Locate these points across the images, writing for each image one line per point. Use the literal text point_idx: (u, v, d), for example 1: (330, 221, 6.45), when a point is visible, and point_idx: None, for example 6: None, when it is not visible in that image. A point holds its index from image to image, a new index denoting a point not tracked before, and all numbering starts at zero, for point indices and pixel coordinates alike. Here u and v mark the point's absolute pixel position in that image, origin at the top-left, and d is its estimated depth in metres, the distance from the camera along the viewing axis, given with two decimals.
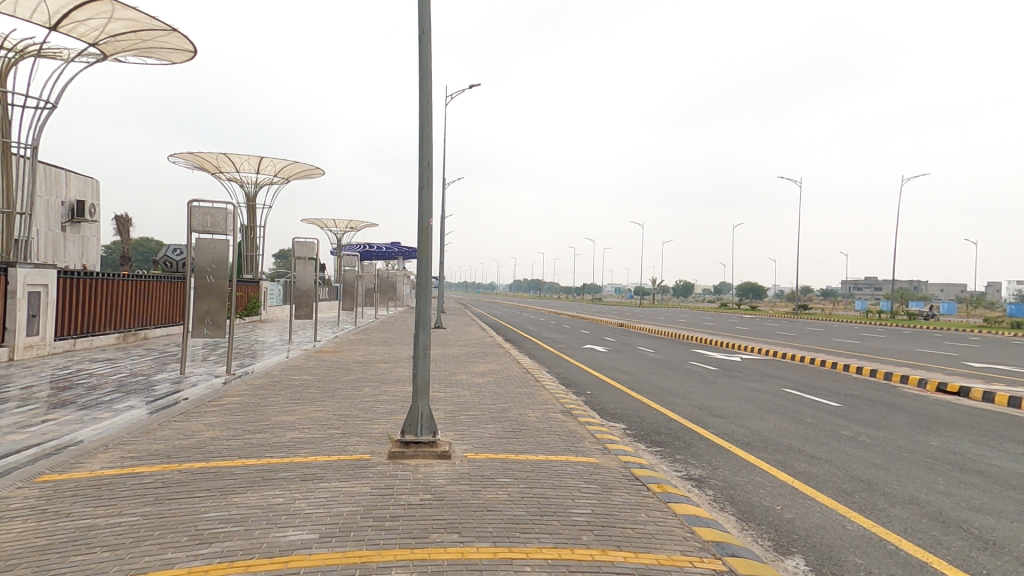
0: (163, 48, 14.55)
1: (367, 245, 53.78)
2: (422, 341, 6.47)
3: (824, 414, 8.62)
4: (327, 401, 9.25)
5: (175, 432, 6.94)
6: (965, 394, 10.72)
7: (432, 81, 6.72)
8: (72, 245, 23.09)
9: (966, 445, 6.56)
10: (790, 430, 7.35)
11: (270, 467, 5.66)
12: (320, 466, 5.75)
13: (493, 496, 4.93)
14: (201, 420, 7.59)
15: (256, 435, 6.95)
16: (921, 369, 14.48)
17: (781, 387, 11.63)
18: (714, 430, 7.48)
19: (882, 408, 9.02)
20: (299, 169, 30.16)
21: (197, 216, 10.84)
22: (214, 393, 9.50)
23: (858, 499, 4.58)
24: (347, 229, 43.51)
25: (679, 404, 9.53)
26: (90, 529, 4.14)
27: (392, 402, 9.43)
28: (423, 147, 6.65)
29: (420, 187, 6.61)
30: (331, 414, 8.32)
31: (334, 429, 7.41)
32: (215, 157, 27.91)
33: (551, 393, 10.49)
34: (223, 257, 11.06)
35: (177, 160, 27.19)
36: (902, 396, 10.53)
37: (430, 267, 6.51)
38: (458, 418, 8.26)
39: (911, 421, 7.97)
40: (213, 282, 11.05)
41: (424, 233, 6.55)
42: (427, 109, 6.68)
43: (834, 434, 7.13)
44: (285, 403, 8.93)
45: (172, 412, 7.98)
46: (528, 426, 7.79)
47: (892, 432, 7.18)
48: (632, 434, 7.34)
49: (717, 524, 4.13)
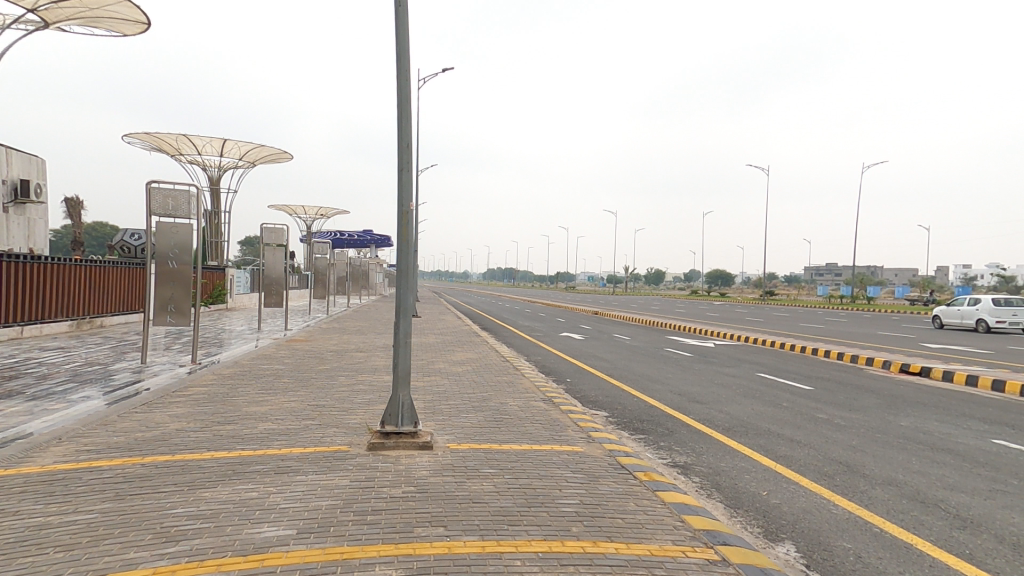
0: (113, 19, 13.58)
1: (339, 233, 52.59)
2: (404, 330, 6.25)
3: (798, 398, 8.82)
4: (300, 391, 8.93)
5: (136, 423, 6.53)
6: (927, 374, 11.16)
7: (409, 57, 6.41)
8: (16, 228, 21.62)
9: (933, 424, 6.80)
10: (768, 415, 7.46)
11: (240, 460, 5.36)
12: (295, 459, 5.47)
13: (478, 487, 4.81)
14: (165, 411, 7.19)
15: (225, 426, 6.62)
16: (885, 352, 14.96)
17: (755, 372, 11.88)
18: (695, 416, 7.54)
19: (853, 391, 9.29)
20: (266, 153, 29.08)
21: (157, 199, 10.22)
22: (179, 384, 9.04)
23: (839, 482, 4.64)
24: (317, 216, 42.35)
25: (658, 391, 9.60)
26: (41, 528, 3.80)
27: (369, 392, 9.18)
28: (402, 126, 6.36)
29: (399, 169, 6.33)
30: (306, 405, 8.03)
31: (310, 420, 7.15)
32: (174, 139, 26.53)
33: (531, 381, 10.41)
34: (186, 242, 10.51)
35: (132, 140, 25.72)
36: (868, 377, 10.93)
37: (412, 253, 6.25)
38: (439, 408, 8.11)
39: (881, 402, 8.22)
40: (176, 268, 10.49)
41: (404, 218, 6.28)
42: (406, 85, 6.37)
43: (810, 417, 7.28)
44: (256, 393, 8.56)
45: (133, 404, 7.53)
46: (511, 415, 7.71)
47: (865, 414, 7.37)
48: (614, 421, 7.33)
49: (706, 512, 4.12)
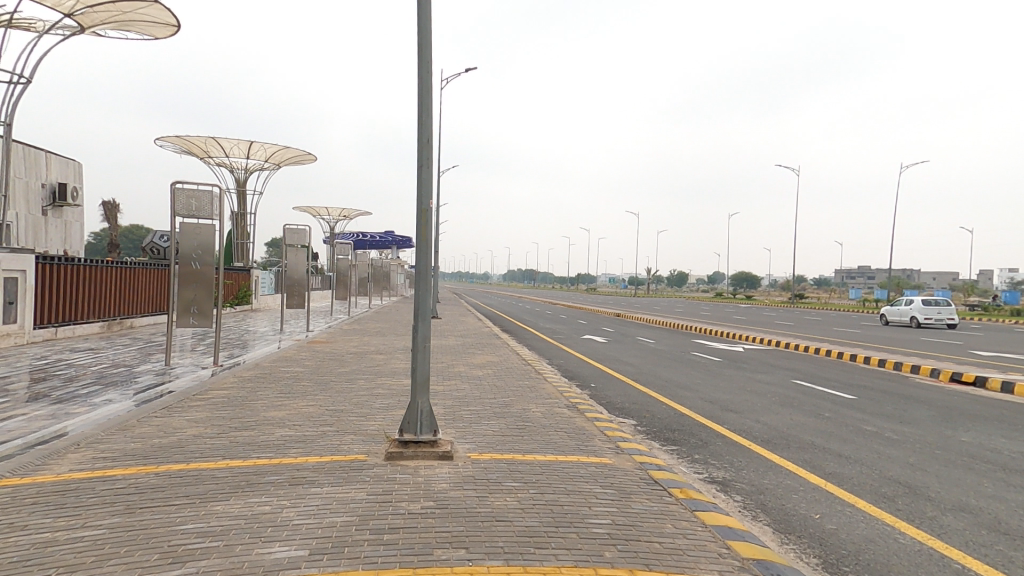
0: (145, 21, 13.76)
1: (360, 235, 53.15)
2: (422, 333, 6.01)
3: (841, 407, 8.25)
4: (319, 395, 8.78)
5: (154, 429, 6.43)
6: (983, 383, 10.39)
7: (432, 48, 6.18)
8: (55, 230, 22.33)
9: (998, 441, 6.21)
10: (810, 426, 6.96)
11: (255, 470, 5.16)
12: (310, 470, 5.26)
13: (502, 503, 4.50)
14: (184, 416, 7.09)
15: (242, 432, 6.46)
16: (930, 359, 14.09)
17: (791, 378, 11.28)
18: (730, 426, 7.07)
19: (901, 401, 8.67)
20: (291, 155, 29.43)
21: (181, 200, 10.24)
22: (200, 386, 9.01)
23: (902, 506, 4.17)
24: (340, 218, 42.79)
25: (688, 398, 9.14)
26: (46, 546, 3.64)
27: (388, 396, 8.96)
28: (422, 120, 6.11)
29: (419, 165, 6.08)
30: (324, 410, 7.85)
31: (327, 426, 6.95)
32: (204, 142, 27.08)
33: (554, 386, 10.06)
34: (209, 243, 10.52)
35: (164, 144, 26.37)
36: (914, 386, 10.25)
37: (430, 253, 6.00)
38: (459, 414, 7.84)
39: (934, 414, 7.61)
40: (200, 270, 10.50)
41: (423, 216, 6.03)
42: (427, 76, 6.13)
43: (857, 429, 6.75)
44: (275, 397, 8.44)
45: (153, 407, 7.48)
46: (534, 422, 7.39)
47: (918, 428, 6.80)
48: (644, 431, 6.93)
49: (754, 537, 3.71)
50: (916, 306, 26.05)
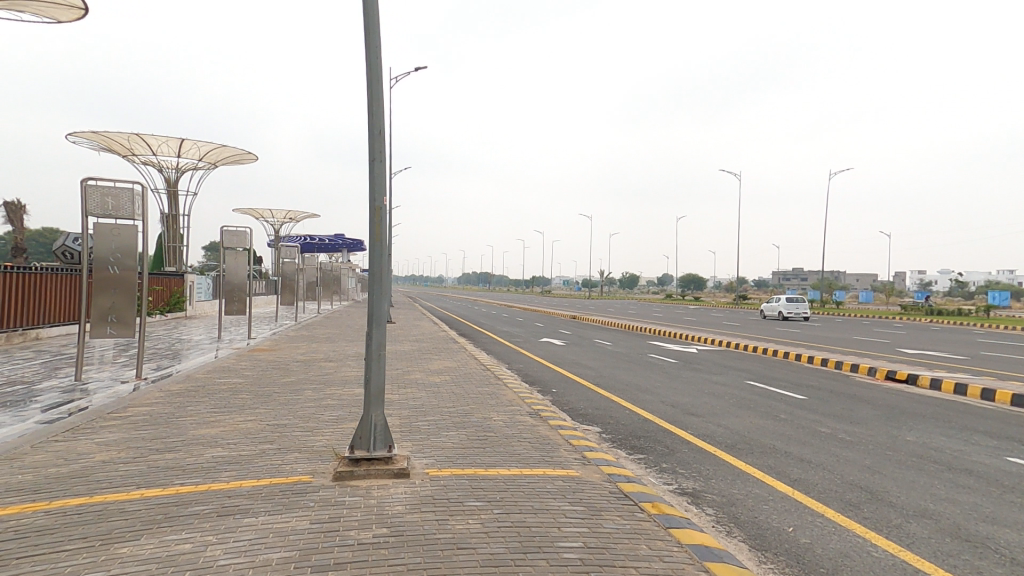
0: (44, 2, 12.37)
1: (309, 238, 51.02)
2: (377, 340, 5.56)
3: (794, 408, 8.42)
4: (258, 409, 8.04)
5: (55, 457, 5.58)
6: (914, 381, 10.98)
7: (381, 34, 5.73)
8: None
9: (941, 439, 6.44)
10: (769, 429, 7.01)
11: (176, 500, 4.52)
12: (245, 496, 4.68)
13: (464, 527, 4.13)
14: (93, 439, 6.23)
15: (163, 455, 5.72)
16: (867, 357, 14.88)
17: (745, 379, 11.51)
18: (693, 431, 7.01)
19: (847, 401, 8.96)
20: (227, 154, 27.66)
21: (95, 198, 9.18)
22: (117, 403, 8.03)
23: (868, 514, 4.13)
24: (285, 220, 40.76)
25: (649, 402, 9.09)
26: None
27: (337, 408, 8.36)
28: (373, 111, 5.65)
29: (371, 159, 5.62)
30: (264, 425, 7.17)
31: (267, 444, 6.31)
32: (126, 139, 24.90)
33: (515, 393, 9.76)
34: (130, 245, 9.49)
35: (78, 140, 24.01)
36: (855, 384, 10.72)
37: (386, 255, 5.58)
38: (416, 425, 7.39)
39: (880, 413, 7.87)
40: (118, 274, 9.45)
41: (376, 215, 5.57)
42: (376, 66, 5.67)
43: (813, 431, 6.85)
44: (206, 413, 7.64)
45: (55, 430, 6.53)
46: (496, 433, 7.05)
47: (867, 427, 6.98)
48: (608, 439, 6.75)
49: (730, 556, 3.54)
50: (784, 303, 32.37)
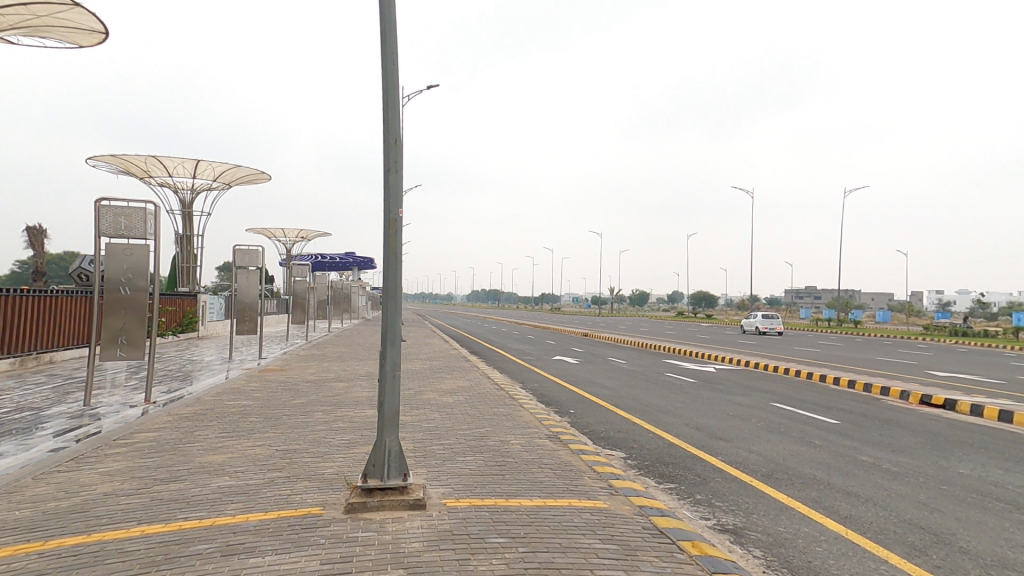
0: (65, 27, 12.57)
1: (320, 257, 51.36)
2: (391, 360, 5.29)
3: (829, 434, 7.94)
4: (267, 433, 7.76)
5: (54, 490, 5.32)
6: (953, 407, 10.42)
7: (396, 42, 5.58)
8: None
9: (997, 471, 5.96)
10: (806, 457, 6.56)
11: (178, 537, 4.22)
12: (251, 532, 4.37)
13: (487, 568, 3.77)
14: (96, 469, 5.96)
15: (167, 486, 5.45)
16: (896, 379, 14.27)
17: (770, 401, 11.01)
18: (724, 458, 6.58)
19: (885, 426, 8.46)
20: (241, 173, 27.98)
21: (108, 217, 9.12)
22: (124, 429, 7.79)
23: (938, 562, 3.71)
24: (297, 239, 41.02)
25: (673, 425, 8.67)
26: None
27: (349, 431, 8.04)
28: (388, 119, 5.48)
29: (386, 168, 5.44)
30: (273, 451, 6.87)
31: (275, 472, 6.01)
32: (143, 161, 25.29)
33: (532, 414, 9.39)
34: (141, 265, 9.41)
35: (98, 163, 24.44)
36: (890, 409, 10.19)
37: (400, 269, 5.34)
38: (430, 450, 7.05)
39: (923, 441, 7.38)
40: (130, 295, 9.34)
41: (391, 227, 5.34)
42: (392, 75, 5.51)
43: (855, 460, 6.39)
44: (214, 438, 7.38)
45: (58, 460, 6.29)
46: (515, 458, 6.69)
47: (913, 457, 6.52)
48: (634, 466, 6.35)
49: None
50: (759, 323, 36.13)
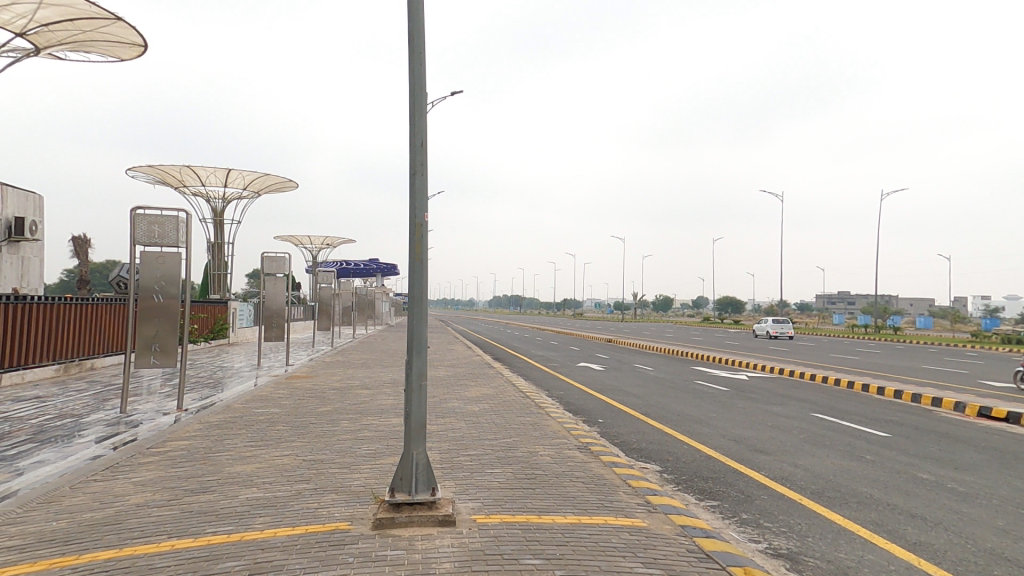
0: (107, 41, 12.99)
1: (344, 264, 52.13)
2: (417, 369, 5.13)
3: (880, 448, 7.46)
4: (295, 442, 7.71)
5: (88, 500, 5.32)
6: (1016, 421, 9.78)
7: (423, 43, 5.47)
8: (35, 264, 20.43)
9: None
10: (858, 474, 6.13)
11: (207, 553, 4.13)
12: (279, 548, 4.25)
13: None
14: (128, 479, 5.96)
15: (197, 498, 5.39)
16: (945, 389, 13.50)
17: (811, 412, 10.49)
18: (768, 473, 6.20)
19: (941, 441, 7.93)
20: (270, 182, 28.56)
21: (143, 226, 9.29)
22: (156, 437, 7.84)
23: None
24: (323, 246, 41.67)
25: (709, 436, 8.28)
26: None
27: (375, 440, 7.94)
28: (415, 121, 5.36)
29: (413, 172, 5.31)
30: (301, 461, 6.79)
31: (303, 483, 5.91)
32: (178, 171, 26.10)
33: (560, 423, 9.12)
34: (174, 273, 9.54)
35: (135, 174, 25.31)
36: (943, 422, 9.59)
37: (426, 276, 5.19)
38: (458, 461, 6.88)
39: (987, 459, 6.85)
40: (163, 303, 9.47)
41: (417, 232, 5.20)
42: (419, 77, 5.40)
43: (912, 478, 5.94)
44: (243, 447, 7.35)
45: (93, 468, 6.33)
46: (545, 470, 6.45)
47: (979, 476, 6.04)
48: (672, 481, 6.03)
49: None
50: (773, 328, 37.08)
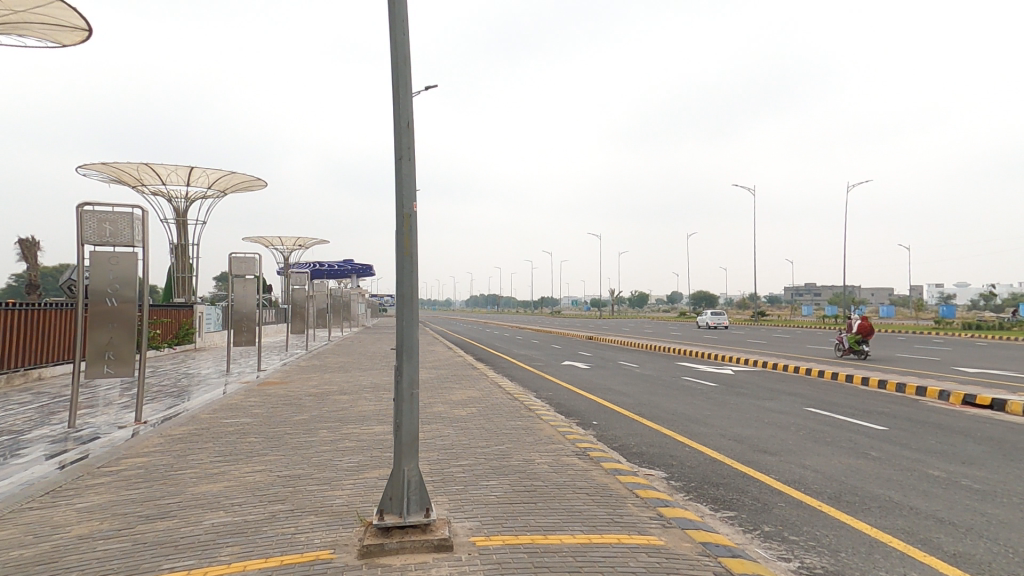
0: (46, 24, 11.91)
1: (318, 265, 50.72)
2: (408, 376, 4.60)
3: (883, 443, 7.27)
4: (268, 456, 7.05)
5: (21, 534, 4.59)
6: (1002, 408, 9.80)
7: (406, 12, 4.93)
8: None
9: None
10: (871, 474, 5.87)
11: None
12: None
13: None
14: (72, 506, 5.23)
15: (152, 526, 4.73)
16: (927, 378, 13.59)
17: (804, 406, 10.31)
18: (779, 476, 5.89)
19: (939, 433, 7.80)
20: (236, 181, 27.28)
21: (92, 224, 8.43)
22: (110, 454, 7.06)
23: None
24: (295, 247, 40.28)
25: (709, 436, 7.96)
26: None
27: (357, 451, 7.32)
28: (398, 97, 4.82)
29: (399, 156, 4.78)
30: (274, 477, 6.15)
31: (277, 504, 5.28)
32: (135, 169, 24.64)
33: (553, 427, 8.68)
34: (129, 275, 8.71)
35: (88, 172, 23.76)
36: (935, 413, 9.54)
37: (415, 274, 4.66)
38: (449, 473, 6.35)
39: (991, 451, 6.71)
40: (117, 307, 8.64)
41: (405, 223, 4.66)
42: (403, 49, 4.87)
43: (926, 477, 5.72)
44: (209, 463, 6.67)
45: (31, 494, 5.56)
46: (545, 481, 5.99)
47: (988, 471, 5.87)
48: (681, 488, 5.65)
49: None
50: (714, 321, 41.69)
